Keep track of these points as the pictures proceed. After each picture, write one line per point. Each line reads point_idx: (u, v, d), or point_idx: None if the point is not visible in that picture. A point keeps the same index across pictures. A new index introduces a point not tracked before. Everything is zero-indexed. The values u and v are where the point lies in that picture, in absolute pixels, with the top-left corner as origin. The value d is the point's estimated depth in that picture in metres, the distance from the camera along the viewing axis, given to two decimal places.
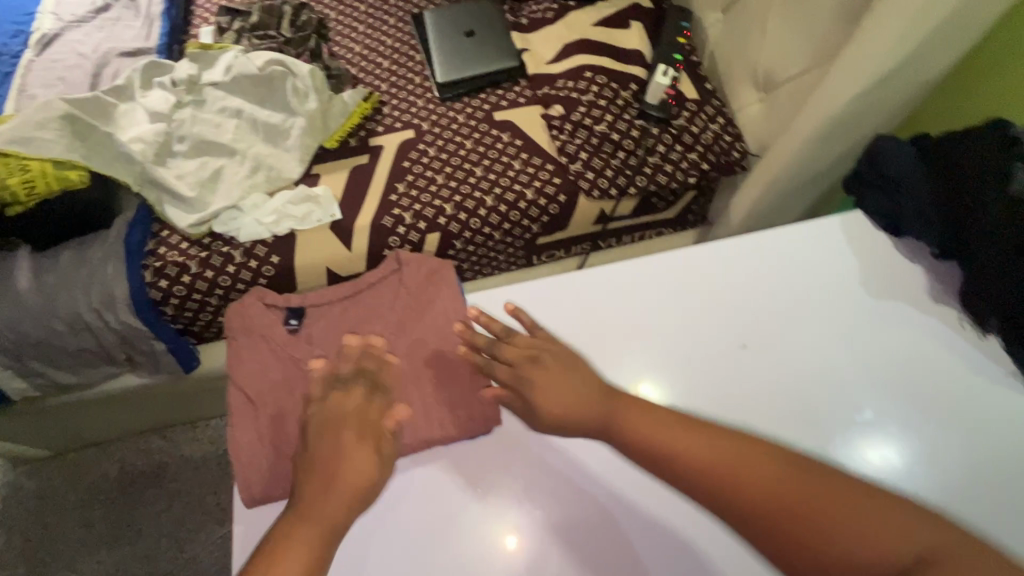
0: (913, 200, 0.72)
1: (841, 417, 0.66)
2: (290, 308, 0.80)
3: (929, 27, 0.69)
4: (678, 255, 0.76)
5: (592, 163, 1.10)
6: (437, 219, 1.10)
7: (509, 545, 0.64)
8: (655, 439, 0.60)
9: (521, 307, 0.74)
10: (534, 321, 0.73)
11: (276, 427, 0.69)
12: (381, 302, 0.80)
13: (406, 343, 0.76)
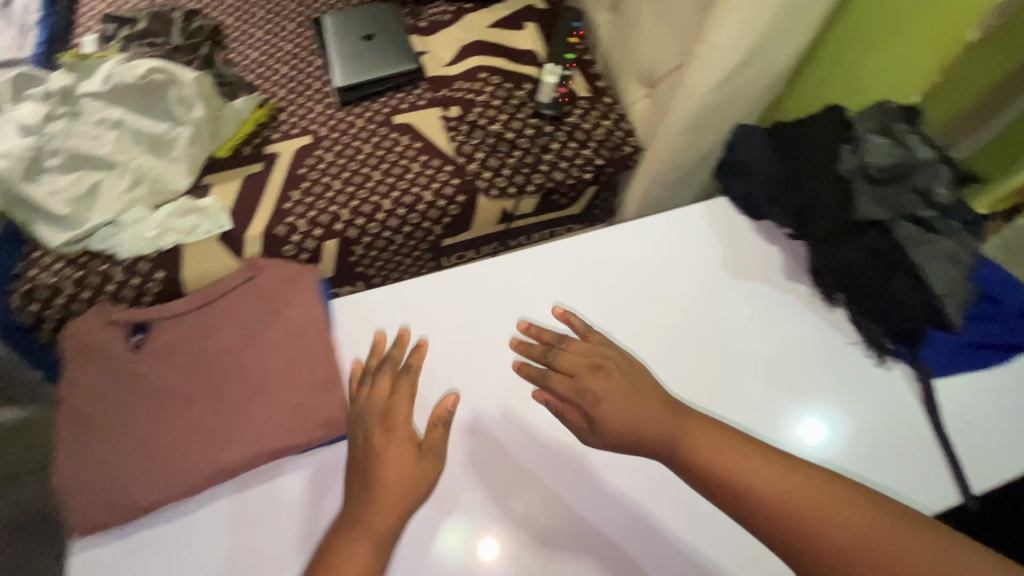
0: (764, 184, 0.75)
1: (862, 394, 0.69)
2: (134, 323, 0.76)
3: (768, 21, 0.73)
4: (552, 249, 0.77)
5: (488, 163, 1.11)
6: (333, 225, 1.07)
7: (489, 557, 0.62)
8: (729, 466, 0.57)
9: (391, 309, 0.73)
10: (406, 323, 0.72)
11: (115, 449, 0.67)
12: (234, 310, 0.75)
13: (255, 354, 0.71)
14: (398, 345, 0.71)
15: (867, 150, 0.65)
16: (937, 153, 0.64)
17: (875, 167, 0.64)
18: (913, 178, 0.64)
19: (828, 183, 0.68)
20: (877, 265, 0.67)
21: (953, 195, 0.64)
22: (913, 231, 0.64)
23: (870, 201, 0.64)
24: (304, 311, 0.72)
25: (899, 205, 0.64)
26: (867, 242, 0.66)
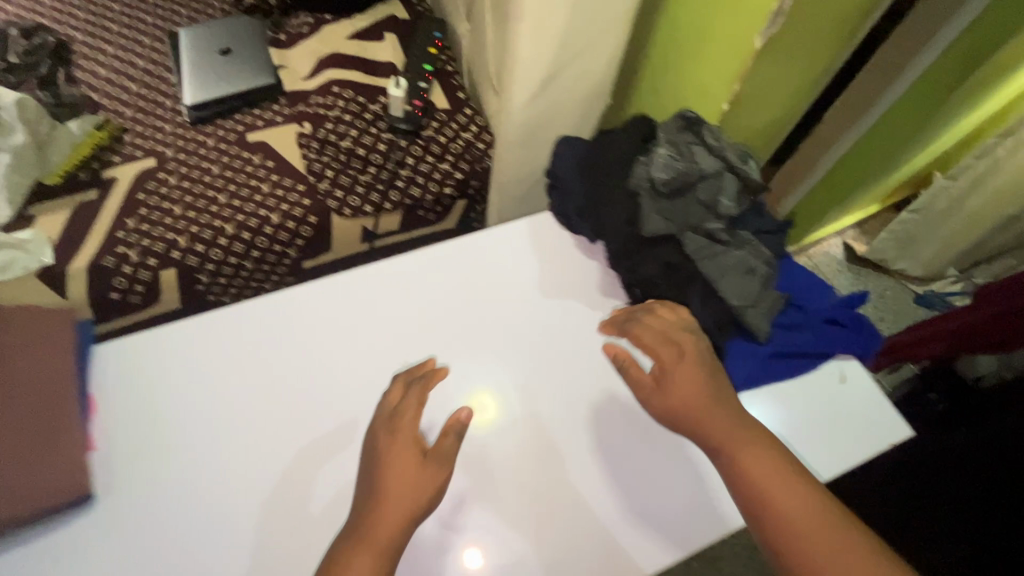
0: (575, 200, 0.72)
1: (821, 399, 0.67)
2: None
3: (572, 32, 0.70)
4: (361, 275, 0.75)
5: (340, 181, 1.06)
6: (170, 253, 1.00)
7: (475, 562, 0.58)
8: (739, 459, 0.53)
9: (176, 351, 0.69)
10: (199, 362, 0.69)
11: None
12: None
13: None
14: (180, 389, 0.67)
15: (652, 163, 0.63)
16: (721, 164, 0.63)
17: (660, 181, 0.62)
18: (697, 191, 0.63)
19: (624, 198, 0.66)
20: (673, 280, 0.65)
21: (738, 206, 0.63)
22: (702, 244, 0.63)
23: (657, 216, 0.63)
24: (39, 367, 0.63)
25: (686, 219, 0.63)
26: (662, 257, 0.65)
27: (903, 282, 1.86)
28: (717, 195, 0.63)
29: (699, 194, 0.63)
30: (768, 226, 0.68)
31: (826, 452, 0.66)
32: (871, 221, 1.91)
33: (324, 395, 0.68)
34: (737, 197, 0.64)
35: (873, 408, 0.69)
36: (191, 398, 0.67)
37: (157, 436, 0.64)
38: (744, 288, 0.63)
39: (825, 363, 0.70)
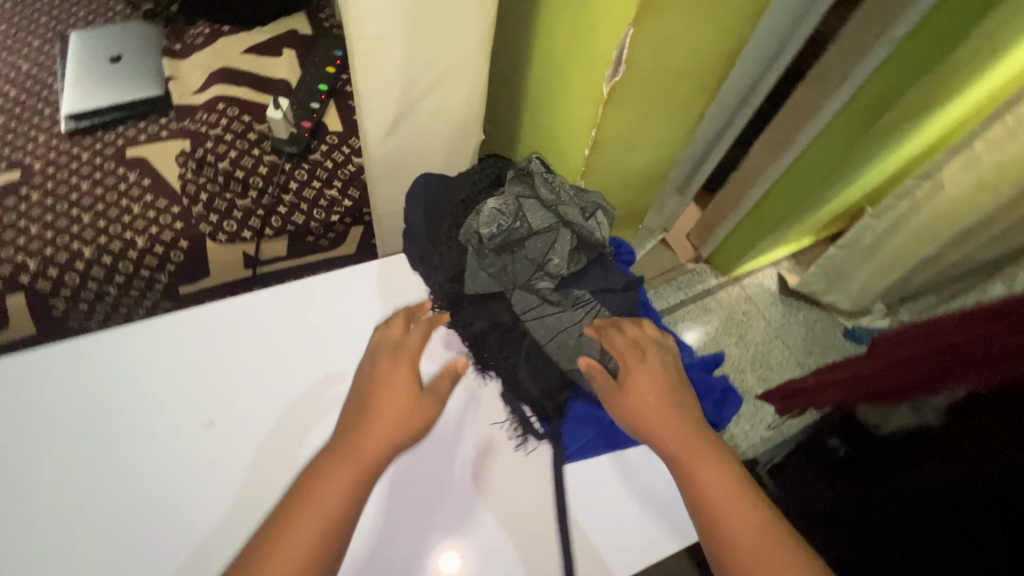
0: (417, 244, 0.68)
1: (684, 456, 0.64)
2: None
3: (418, 72, 0.65)
4: (183, 321, 0.68)
5: (215, 204, 1.00)
6: (18, 277, 0.94)
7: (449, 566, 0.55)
8: (662, 425, 0.54)
9: None
10: None
11: None
12: None
13: None
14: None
15: (473, 222, 0.63)
16: (550, 224, 0.63)
17: (484, 239, 0.62)
18: (524, 249, 0.63)
19: (455, 250, 0.65)
20: (503, 339, 0.63)
21: (570, 265, 0.63)
22: (529, 303, 0.63)
23: (480, 275, 0.62)
24: None
25: (512, 278, 0.63)
26: (490, 317, 0.63)
27: (834, 315, 1.84)
28: (545, 253, 0.63)
29: (526, 252, 0.63)
30: (609, 284, 0.66)
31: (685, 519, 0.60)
32: (806, 253, 1.91)
33: (121, 458, 0.60)
34: (568, 255, 0.63)
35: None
36: None
37: None
38: (572, 350, 0.62)
39: None
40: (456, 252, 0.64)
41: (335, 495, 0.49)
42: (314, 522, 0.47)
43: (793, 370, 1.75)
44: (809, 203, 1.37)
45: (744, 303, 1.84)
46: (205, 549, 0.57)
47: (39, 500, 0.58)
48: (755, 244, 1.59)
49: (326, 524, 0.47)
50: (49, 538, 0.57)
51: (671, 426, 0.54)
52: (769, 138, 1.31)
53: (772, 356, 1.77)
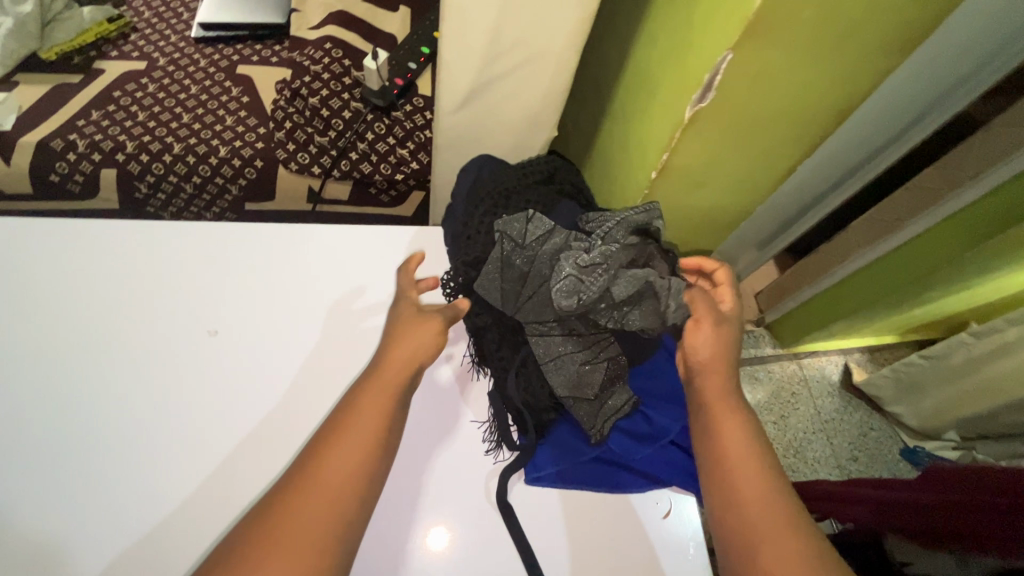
0: (451, 221, 0.69)
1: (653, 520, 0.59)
2: None
3: (501, 53, 0.64)
4: (221, 232, 0.71)
5: (295, 135, 1.05)
6: (114, 154, 1.02)
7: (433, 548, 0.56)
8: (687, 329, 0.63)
9: (11, 248, 0.67)
10: (34, 262, 0.67)
11: None
12: None
13: None
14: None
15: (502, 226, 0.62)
16: (582, 246, 0.61)
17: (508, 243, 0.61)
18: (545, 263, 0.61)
19: (475, 240, 0.64)
20: (505, 340, 0.64)
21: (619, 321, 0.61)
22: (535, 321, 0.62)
23: (495, 278, 0.61)
24: None
25: (526, 289, 0.61)
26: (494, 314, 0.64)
27: (896, 428, 1.64)
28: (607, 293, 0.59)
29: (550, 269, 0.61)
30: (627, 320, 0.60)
31: None
32: (881, 351, 1.73)
33: (132, 339, 0.64)
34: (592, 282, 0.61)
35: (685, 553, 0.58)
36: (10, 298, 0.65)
37: None
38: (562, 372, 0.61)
39: (653, 488, 0.60)
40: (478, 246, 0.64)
41: (370, 419, 0.52)
42: (368, 427, 0.51)
43: (829, 471, 1.59)
44: (900, 298, 1.20)
45: (797, 383, 1.69)
46: (174, 445, 0.60)
47: (54, 353, 0.63)
48: (825, 324, 1.44)
49: (366, 442, 0.50)
50: (53, 389, 0.61)
51: (745, 472, 0.50)
52: (871, 218, 1.16)
53: (810, 449, 1.61)
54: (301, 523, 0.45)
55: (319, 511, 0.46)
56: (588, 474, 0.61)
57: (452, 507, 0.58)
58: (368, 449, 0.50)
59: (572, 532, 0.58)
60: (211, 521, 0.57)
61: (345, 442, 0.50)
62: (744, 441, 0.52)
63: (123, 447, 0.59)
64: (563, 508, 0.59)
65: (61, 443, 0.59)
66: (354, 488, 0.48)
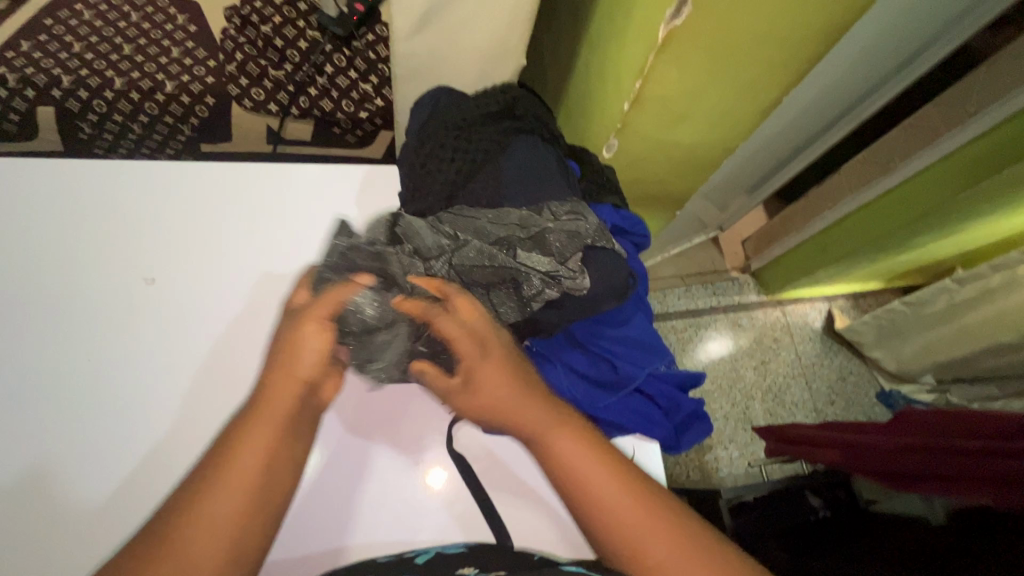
0: (405, 159, 0.63)
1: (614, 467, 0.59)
2: None
3: None
4: (157, 169, 0.65)
5: (247, 67, 0.97)
6: (50, 90, 0.93)
7: (428, 488, 0.58)
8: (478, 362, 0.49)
9: None
10: None
11: None
12: None
13: None
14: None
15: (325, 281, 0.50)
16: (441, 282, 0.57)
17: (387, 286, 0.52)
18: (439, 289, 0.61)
19: (427, 184, 0.58)
20: None
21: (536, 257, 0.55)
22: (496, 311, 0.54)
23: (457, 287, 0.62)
24: None
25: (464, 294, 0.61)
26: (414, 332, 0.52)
27: (874, 373, 1.67)
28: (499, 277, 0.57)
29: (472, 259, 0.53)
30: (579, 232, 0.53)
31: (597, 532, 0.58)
32: (865, 297, 1.72)
33: (69, 287, 0.60)
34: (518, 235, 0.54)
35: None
36: None
37: None
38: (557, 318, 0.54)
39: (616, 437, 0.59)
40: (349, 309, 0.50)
41: (270, 436, 0.42)
42: (244, 470, 0.40)
43: (806, 414, 1.62)
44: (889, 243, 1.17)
45: (780, 329, 1.68)
46: (117, 399, 0.56)
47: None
48: (810, 271, 1.41)
49: (261, 468, 0.41)
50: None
51: (589, 473, 0.45)
52: (863, 160, 1.14)
53: (788, 394, 1.63)
54: (190, 563, 0.37)
55: (218, 536, 0.38)
56: None
57: (437, 451, 0.60)
58: (245, 496, 0.40)
59: (530, 483, 0.59)
60: (162, 480, 0.54)
61: (236, 465, 0.41)
62: (573, 430, 0.47)
63: (65, 405, 0.56)
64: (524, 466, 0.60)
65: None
66: (257, 513, 0.40)
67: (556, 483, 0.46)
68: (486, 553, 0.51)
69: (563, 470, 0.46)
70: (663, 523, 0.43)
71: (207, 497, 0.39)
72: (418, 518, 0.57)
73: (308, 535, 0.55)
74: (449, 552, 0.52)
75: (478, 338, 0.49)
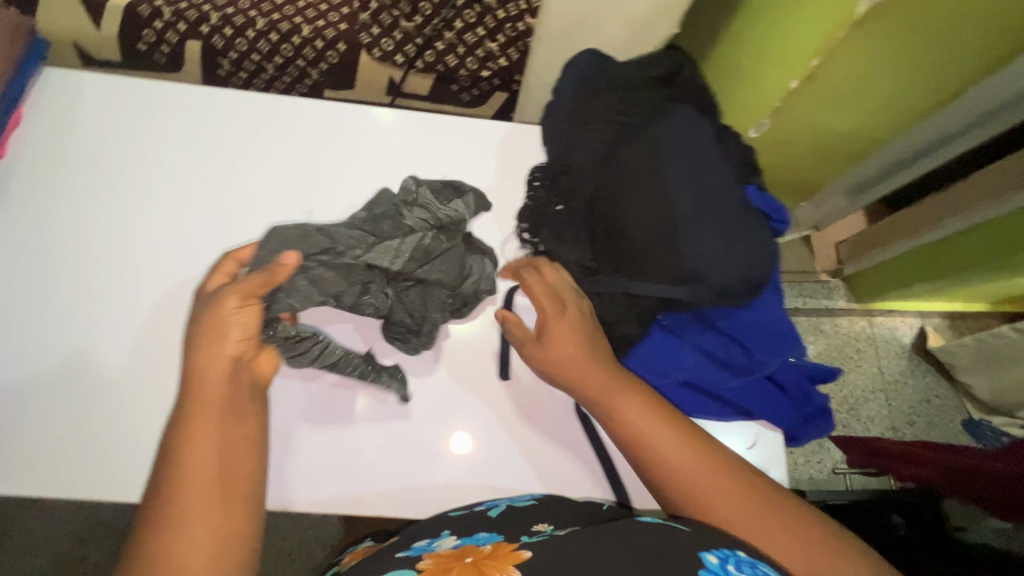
0: (552, 122, 0.61)
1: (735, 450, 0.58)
2: None
3: None
4: (310, 109, 0.66)
5: (380, 17, 0.96)
6: (198, 26, 0.97)
7: (459, 448, 0.58)
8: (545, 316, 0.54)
9: (103, 107, 0.64)
10: (127, 129, 0.64)
11: None
12: None
13: None
14: (82, 143, 0.63)
15: (279, 232, 0.54)
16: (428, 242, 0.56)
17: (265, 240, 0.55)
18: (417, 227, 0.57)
19: (573, 147, 0.58)
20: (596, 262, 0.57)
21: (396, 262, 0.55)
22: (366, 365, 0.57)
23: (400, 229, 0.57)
24: None
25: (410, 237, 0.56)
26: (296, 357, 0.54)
27: (962, 399, 1.57)
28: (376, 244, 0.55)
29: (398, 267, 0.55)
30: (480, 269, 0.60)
31: None
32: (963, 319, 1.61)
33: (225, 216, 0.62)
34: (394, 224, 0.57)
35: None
36: (102, 163, 0.63)
37: (62, 187, 0.61)
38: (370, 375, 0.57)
39: (739, 420, 0.58)
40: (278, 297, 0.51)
41: (215, 426, 0.43)
42: (203, 467, 0.41)
43: (880, 431, 1.55)
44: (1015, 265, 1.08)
45: (862, 340, 1.61)
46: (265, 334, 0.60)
47: (149, 226, 0.61)
48: (912, 285, 1.33)
49: (221, 455, 0.42)
50: (136, 253, 0.60)
51: (671, 446, 0.47)
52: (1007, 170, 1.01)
53: (865, 408, 1.56)
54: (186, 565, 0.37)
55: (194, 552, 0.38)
56: (675, 397, 0.58)
57: (467, 417, 0.59)
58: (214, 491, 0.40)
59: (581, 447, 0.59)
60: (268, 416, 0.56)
61: (196, 462, 0.41)
62: (644, 405, 0.49)
63: None
64: (560, 425, 0.60)
65: (140, 308, 0.58)
66: (234, 479, 0.42)
67: (628, 454, 0.49)
68: (555, 508, 0.51)
69: (631, 437, 0.48)
70: (751, 502, 0.44)
71: (190, 478, 0.40)
72: (505, 470, 0.58)
73: (326, 479, 0.55)
74: (518, 505, 0.53)
75: (556, 296, 0.54)
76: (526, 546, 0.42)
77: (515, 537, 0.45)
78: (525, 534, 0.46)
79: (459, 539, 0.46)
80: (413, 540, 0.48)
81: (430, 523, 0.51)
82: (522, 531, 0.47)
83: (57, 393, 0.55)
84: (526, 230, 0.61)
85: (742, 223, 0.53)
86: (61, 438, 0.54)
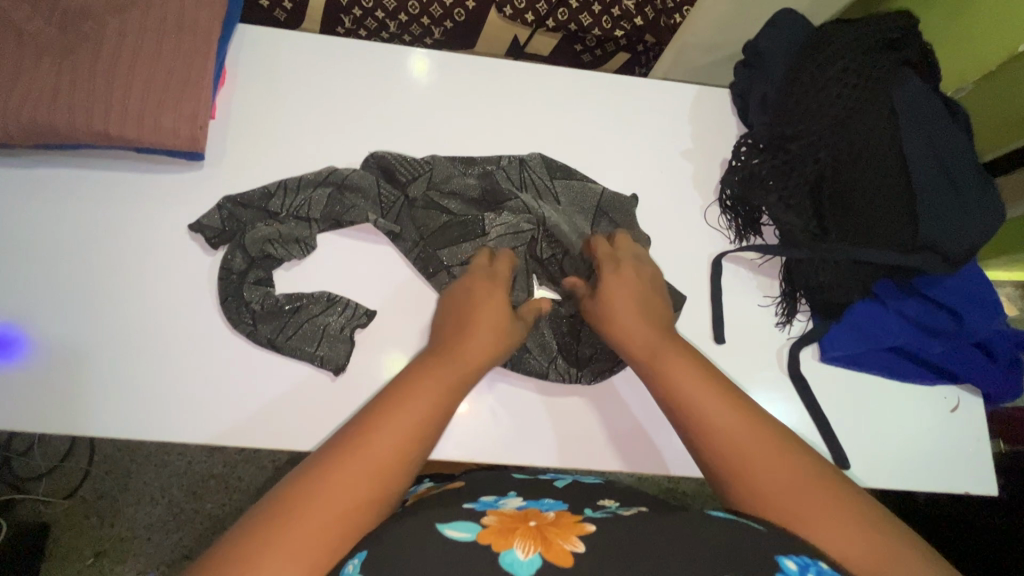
0: (761, 86, 0.62)
1: (943, 415, 0.60)
2: None
3: None
4: (501, 69, 0.65)
5: None
6: None
7: (457, 408, 0.54)
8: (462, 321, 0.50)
9: (297, 64, 0.63)
10: (320, 86, 0.63)
11: None
12: None
13: (100, 36, 0.53)
14: (279, 100, 0.61)
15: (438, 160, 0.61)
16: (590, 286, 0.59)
17: (428, 192, 0.60)
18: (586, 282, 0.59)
19: (788, 116, 0.59)
20: (813, 243, 0.58)
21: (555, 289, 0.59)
22: None
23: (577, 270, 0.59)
24: (181, 15, 0.55)
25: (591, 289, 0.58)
26: (263, 213, 0.57)
27: None
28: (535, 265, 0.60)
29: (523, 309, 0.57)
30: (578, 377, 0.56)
31: (932, 475, 0.58)
32: None
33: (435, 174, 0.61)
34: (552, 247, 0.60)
35: (952, 459, 0.59)
36: (303, 120, 0.61)
37: (264, 149, 0.60)
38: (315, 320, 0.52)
39: (940, 383, 0.60)
40: (412, 212, 0.59)
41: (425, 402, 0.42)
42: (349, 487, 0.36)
43: None
44: None
45: None
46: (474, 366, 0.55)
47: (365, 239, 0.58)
48: None
49: (373, 486, 0.37)
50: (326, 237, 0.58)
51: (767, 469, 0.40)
52: None
53: None
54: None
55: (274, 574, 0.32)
56: (882, 361, 0.59)
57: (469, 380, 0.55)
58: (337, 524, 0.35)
59: (582, 424, 0.56)
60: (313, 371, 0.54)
61: (355, 470, 0.37)
62: (715, 385, 0.44)
63: None
64: (587, 407, 0.56)
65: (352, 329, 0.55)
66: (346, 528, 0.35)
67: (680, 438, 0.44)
68: (627, 490, 0.47)
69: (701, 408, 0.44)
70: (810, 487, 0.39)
71: (338, 476, 0.36)
72: (494, 436, 0.54)
73: (249, 380, 0.53)
74: (588, 484, 0.48)
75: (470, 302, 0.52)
76: (590, 521, 0.37)
77: (579, 510, 0.41)
78: (587, 509, 0.41)
79: (525, 502, 0.42)
80: (479, 495, 0.43)
81: (497, 479, 0.47)
82: (585, 506, 0.42)
83: (241, 353, 0.54)
84: (731, 197, 0.61)
85: (971, 196, 0.53)
86: (268, 400, 0.53)
